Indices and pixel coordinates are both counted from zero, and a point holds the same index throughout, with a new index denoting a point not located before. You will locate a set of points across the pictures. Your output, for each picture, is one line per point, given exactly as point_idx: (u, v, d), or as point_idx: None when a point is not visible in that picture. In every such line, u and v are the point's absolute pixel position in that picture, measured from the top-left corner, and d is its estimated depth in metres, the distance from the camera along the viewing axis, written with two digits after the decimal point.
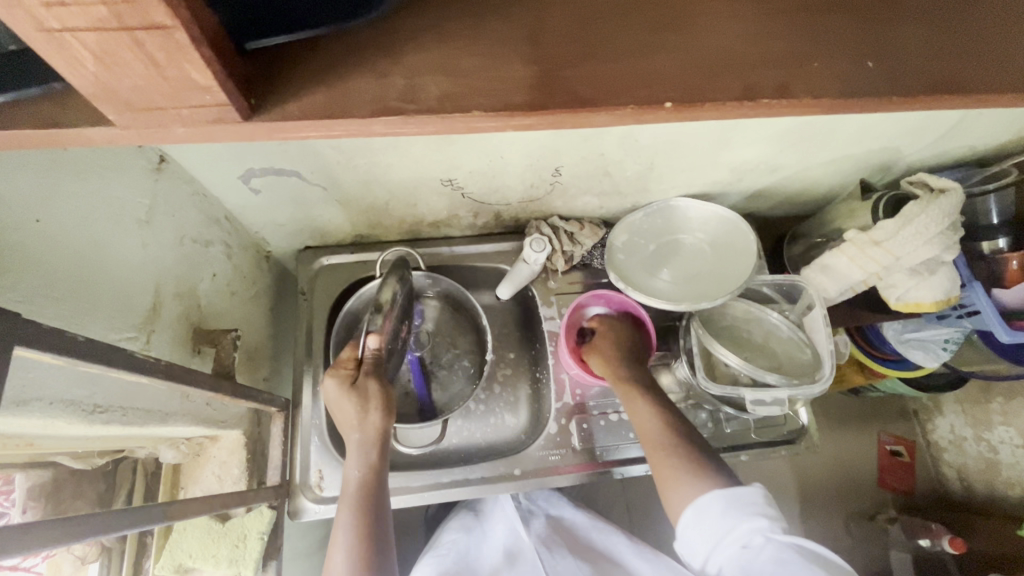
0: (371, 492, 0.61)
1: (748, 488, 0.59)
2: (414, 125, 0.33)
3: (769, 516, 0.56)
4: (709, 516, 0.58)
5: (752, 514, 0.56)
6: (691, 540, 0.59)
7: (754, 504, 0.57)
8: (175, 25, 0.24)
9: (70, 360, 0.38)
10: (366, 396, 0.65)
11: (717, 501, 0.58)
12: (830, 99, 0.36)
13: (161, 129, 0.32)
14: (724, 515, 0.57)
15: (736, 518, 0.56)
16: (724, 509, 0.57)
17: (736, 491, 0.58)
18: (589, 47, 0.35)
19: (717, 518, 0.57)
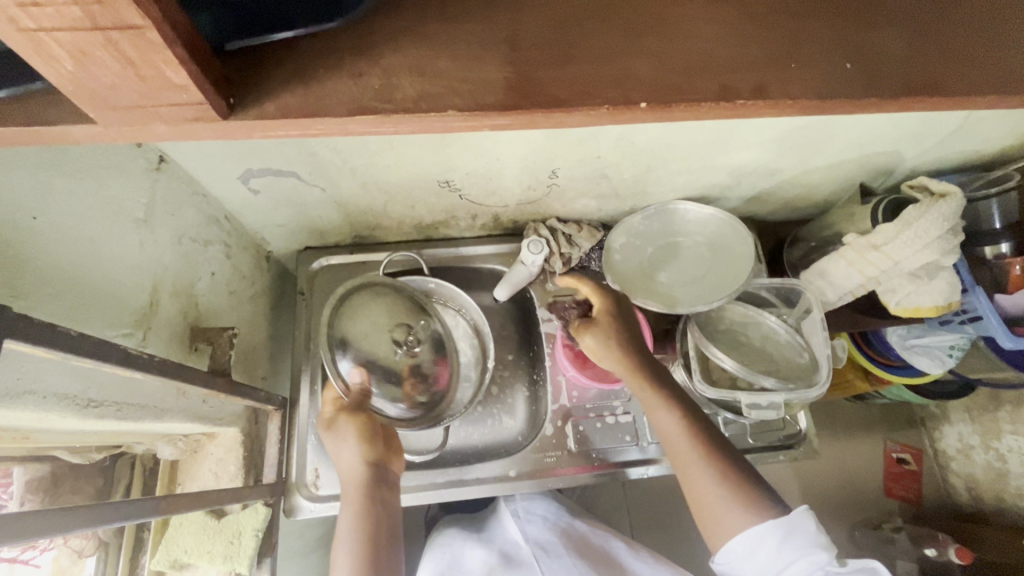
0: (368, 520, 0.63)
1: (798, 515, 0.57)
2: (392, 124, 0.34)
3: (825, 547, 0.55)
4: (764, 549, 0.56)
5: (809, 548, 0.55)
6: (740, 566, 0.58)
7: (811, 537, 0.56)
8: (146, 25, 0.24)
9: (61, 354, 0.39)
10: (350, 431, 0.67)
11: (774, 533, 0.56)
12: (805, 101, 0.36)
13: (145, 127, 0.32)
14: (782, 548, 0.56)
15: (795, 553, 0.55)
16: (781, 542, 0.56)
17: (791, 522, 0.57)
18: (571, 47, 0.35)
19: (773, 550, 0.56)
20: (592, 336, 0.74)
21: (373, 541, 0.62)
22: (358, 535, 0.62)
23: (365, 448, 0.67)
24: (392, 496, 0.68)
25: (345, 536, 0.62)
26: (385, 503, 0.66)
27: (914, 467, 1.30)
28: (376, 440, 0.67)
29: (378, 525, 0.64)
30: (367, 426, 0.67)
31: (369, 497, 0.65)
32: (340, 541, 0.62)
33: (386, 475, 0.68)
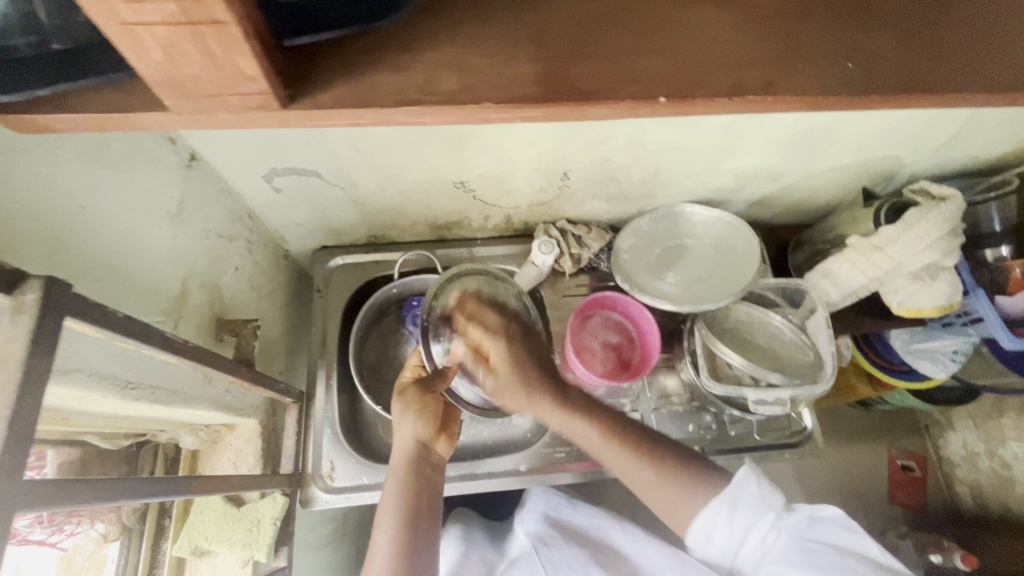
0: (415, 495, 0.62)
1: (740, 481, 0.62)
2: (433, 114, 0.37)
3: (770, 505, 0.61)
4: (719, 526, 0.61)
5: (757, 511, 0.60)
6: (705, 546, 0.62)
7: (756, 500, 0.61)
8: (230, 20, 0.27)
9: (112, 335, 0.41)
10: (412, 403, 0.68)
11: (722, 508, 0.61)
12: (811, 98, 0.39)
13: (210, 115, 0.35)
14: (735, 521, 0.60)
15: (747, 521, 0.60)
16: (732, 515, 0.60)
17: (734, 492, 0.61)
18: (594, 48, 0.38)
19: (727, 524, 0.61)
20: (499, 348, 0.70)
21: (417, 516, 0.61)
22: (404, 509, 0.61)
23: (424, 427, 0.67)
24: (440, 478, 0.66)
25: (390, 508, 0.61)
26: (431, 484, 0.65)
27: (918, 474, 1.31)
28: (433, 419, 0.68)
29: (423, 501, 0.62)
30: (428, 404, 0.69)
31: (416, 473, 0.64)
32: (384, 514, 0.61)
33: (435, 458, 0.67)
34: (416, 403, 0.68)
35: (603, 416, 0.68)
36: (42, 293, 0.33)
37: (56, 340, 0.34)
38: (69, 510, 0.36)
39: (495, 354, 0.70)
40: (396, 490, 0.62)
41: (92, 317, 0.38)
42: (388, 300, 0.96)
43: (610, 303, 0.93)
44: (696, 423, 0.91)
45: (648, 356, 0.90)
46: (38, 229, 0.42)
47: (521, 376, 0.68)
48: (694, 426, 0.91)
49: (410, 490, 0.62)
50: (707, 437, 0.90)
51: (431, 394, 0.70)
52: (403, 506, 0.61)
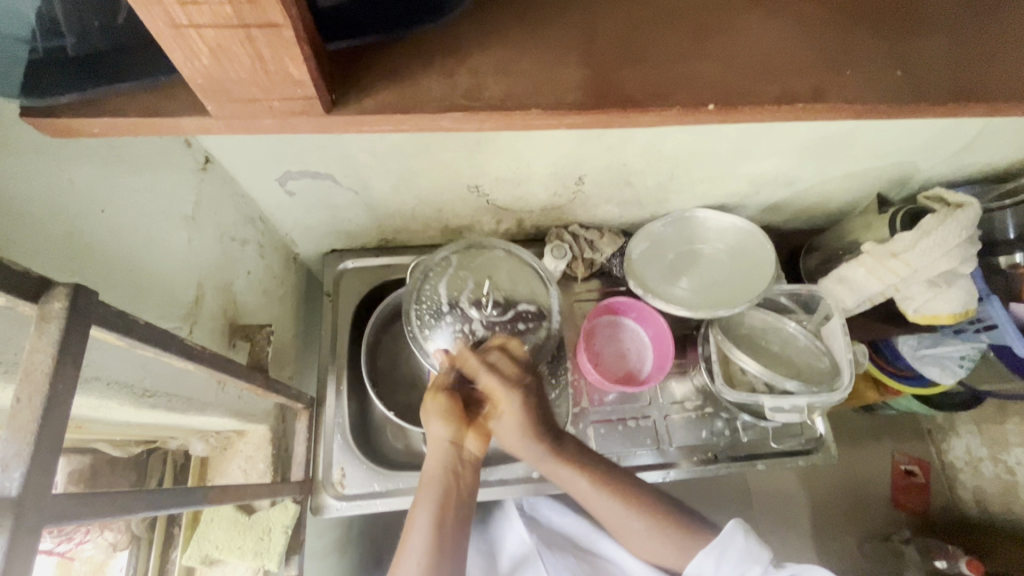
0: (449, 496, 0.64)
1: (728, 534, 0.66)
2: (477, 120, 0.37)
3: (759, 559, 0.64)
4: (706, 574, 0.65)
5: (745, 562, 0.64)
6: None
7: (743, 553, 0.65)
8: (284, 24, 0.27)
9: (134, 343, 0.40)
10: (445, 408, 0.66)
11: (707, 559, 0.65)
12: (859, 105, 0.38)
13: (251, 119, 0.35)
14: (722, 571, 0.64)
15: (736, 572, 0.64)
16: (718, 565, 0.65)
17: (721, 544, 0.66)
18: (637, 52, 0.38)
19: (714, 573, 0.65)
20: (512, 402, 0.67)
21: (447, 517, 0.62)
22: (436, 509, 0.63)
23: (447, 425, 0.66)
24: (471, 475, 0.66)
25: (422, 513, 0.62)
26: (463, 483, 0.65)
27: (922, 479, 1.30)
28: (457, 417, 0.66)
29: (455, 504, 0.64)
30: (450, 402, 0.66)
31: (450, 471, 0.65)
32: (419, 511, 0.63)
33: (468, 455, 0.67)
34: (435, 404, 0.66)
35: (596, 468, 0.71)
36: (69, 301, 0.32)
37: (83, 350, 0.33)
38: (93, 523, 0.35)
39: (510, 407, 0.67)
40: (431, 488, 0.64)
41: (114, 324, 0.36)
42: (400, 304, 0.93)
43: (624, 308, 0.92)
44: (709, 430, 0.90)
45: (661, 364, 0.88)
46: (59, 234, 0.41)
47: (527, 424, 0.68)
48: (707, 432, 0.90)
49: (440, 492, 0.63)
50: (719, 444, 0.90)
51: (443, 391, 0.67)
52: (435, 508, 0.63)
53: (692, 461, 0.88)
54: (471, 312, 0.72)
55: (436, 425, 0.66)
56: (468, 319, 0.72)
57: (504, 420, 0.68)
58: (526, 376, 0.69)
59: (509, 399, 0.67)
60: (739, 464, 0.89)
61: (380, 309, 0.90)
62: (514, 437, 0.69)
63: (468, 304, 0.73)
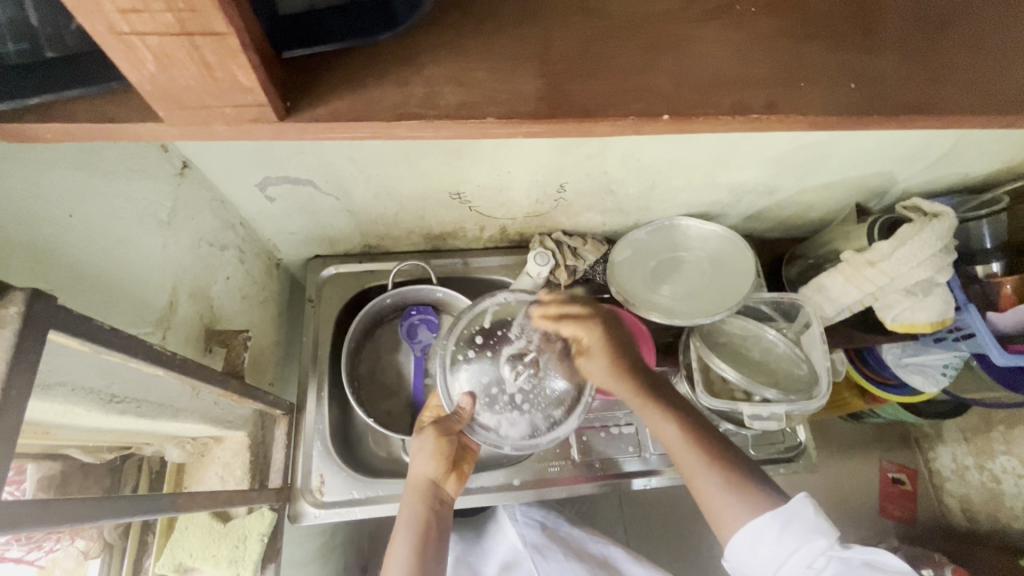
0: (424, 528, 0.64)
1: (798, 503, 0.57)
2: (433, 128, 0.37)
3: (826, 533, 0.55)
4: (767, 540, 0.56)
5: (811, 534, 0.55)
6: (747, 558, 0.57)
7: (812, 525, 0.56)
8: (229, 32, 0.27)
9: (95, 348, 0.39)
10: (433, 442, 0.68)
11: (772, 523, 0.56)
12: (814, 116, 0.39)
13: (205, 126, 0.35)
14: (784, 538, 0.55)
15: (797, 542, 0.55)
16: (783, 531, 0.56)
17: (789, 510, 0.57)
18: (593, 63, 0.39)
19: (775, 542, 0.56)
20: (591, 330, 0.72)
21: (426, 542, 0.62)
22: (414, 534, 0.62)
23: (436, 464, 0.68)
24: (447, 515, 0.68)
25: (400, 542, 0.62)
26: (440, 519, 0.66)
27: (909, 488, 1.31)
28: (446, 458, 0.68)
29: (430, 533, 0.64)
30: (446, 447, 0.69)
31: (430, 509, 0.66)
32: (400, 536, 0.63)
33: (445, 495, 0.69)
34: (431, 445, 0.68)
35: (685, 415, 0.66)
36: (24, 307, 0.32)
37: (38, 355, 0.33)
38: (49, 530, 0.35)
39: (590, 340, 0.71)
40: (408, 520, 0.64)
41: (75, 330, 0.36)
42: (382, 309, 0.93)
43: None
44: None
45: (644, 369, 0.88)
46: (23, 238, 0.41)
47: (613, 362, 0.70)
48: None
49: (421, 525, 0.64)
50: None
51: (447, 437, 0.69)
52: (412, 535, 0.62)
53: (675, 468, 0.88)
54: (503, 366, 0.71)
55: (421, 462, 0.68)
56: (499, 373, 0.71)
57: (595, 360, 0.71)
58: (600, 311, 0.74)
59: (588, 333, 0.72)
60: None
61: (362, 314, 0.89)
62: (603, 376, 0.71)
63: (505, 359, 0.72)
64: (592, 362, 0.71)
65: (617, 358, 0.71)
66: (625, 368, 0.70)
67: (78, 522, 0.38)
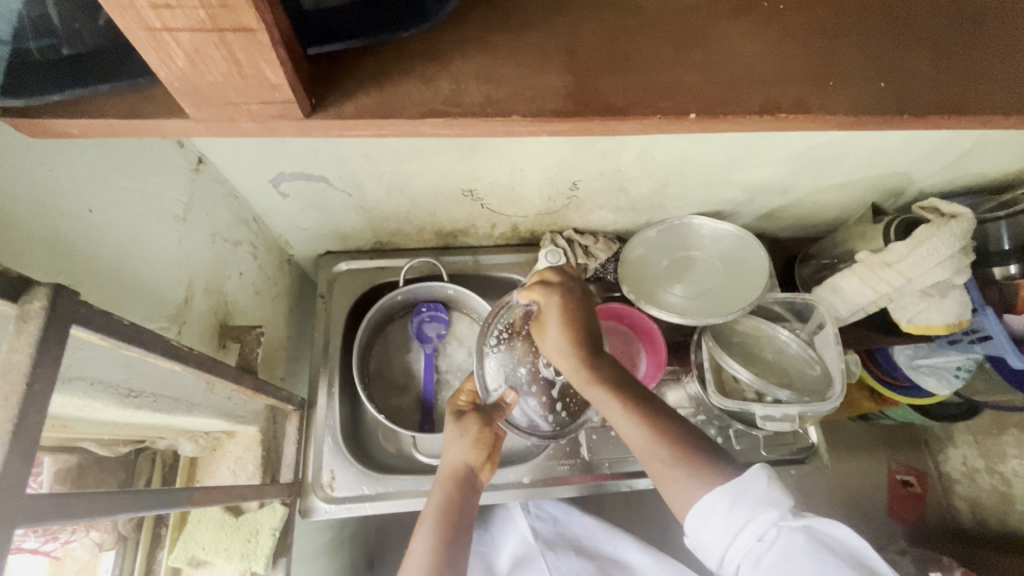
0: (457, 511, 0.63)
1: (751, 475, 0.51)
2: (458, 127, 0.37)
3: (778, 505, 0.50)
4: (716, 518, 0.51)
5: (761, 506, 0.49)
6: (700, 537, 0.52)
7: (762, 496, 0.50)
8: (259, 29, 0.27)
9: (116, 344, 0.39)
10: (470, 428, 0.69)
11: (722, 498, 0.51)
12: (839, 116, 0.39)
13: (230, 123, 0.35)
14: (733, 513, 0.50)
15: (744, 515, 0.50)
16: (732, 506, 0.50)
17: (740, 484, 0.51)
18: (619, 60, 0.38)
19: (725, 516, 0.51)
20: (552, 304, 0.64)
21: (456, 529, 0.61)
22: (445, 517, 0.62)
23: (471, 451, 0.68)
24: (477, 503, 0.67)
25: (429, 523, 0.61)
26: (471, 507, 0.65)
27: (919, 489, 1.29)
28: (482, 447, 0.69)
29: (462, 519, 0.63)
30: (484, 436, 0.69)
31: (462, 494, 0.65)
32: (426, 518, 0.62)
33: (477, 484, 0.69)
34: (470, 430, 0.68)
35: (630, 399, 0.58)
36: (48, 302, 0.32)
37: (61, 351, 0.33)
38: (69, 523, 0.35)
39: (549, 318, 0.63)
40: (441, 502, 0.64)
41: (97, 325, 0.36)
42: (393, 306, 0.93)
43: (617, 314, 0.93)
44: None
45: (655, 370, 0.88)
46: (43, 233, 0.41)
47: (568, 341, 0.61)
48: None
49: (449, 509, 0.63)
50: None
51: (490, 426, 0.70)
52: (444, 517, 0.62)
53: None
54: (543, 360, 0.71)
55: (459, 449, 0.68)
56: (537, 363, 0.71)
57: (548, 333, 0.63)
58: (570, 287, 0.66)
59: (547, 300, 0.64)
60: None
61: (374, 312, 0.89)
62: (558, 355, 0.63)
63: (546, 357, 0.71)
64: (546, 332, 0.64)
65: (578, 346, 0.61)
66: (581, 355, 0.61)
67: (98, 515, 0.38)
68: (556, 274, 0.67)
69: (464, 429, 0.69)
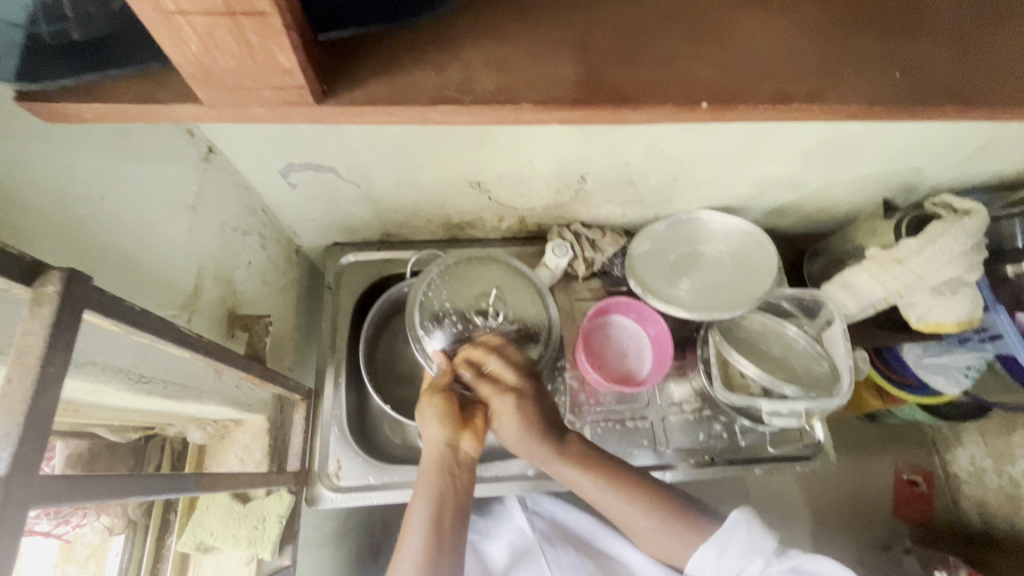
0: (445, 497, 0.62)
1: (730, 526, 0.64)
2: (468, 115, 0.37)
3: (761, 551, 0.62)
4: (709, 568, 0.63)
5: (747, 555, 0.62)
6: None
7: (745, 545, 0.62)
8: (273, 12, 0.27)
9: (127, 329, 0.40)
10: (431, 405, 0.65)
11: (712, 552, 0.63)
12: (856, 108, 0.38)
13: (242, 108, 0.35)
14: (724, 562, 0.63)
15: (736, 564, 0.62)
16: (721, 557, 0.63)
17: (725, 536, 0.64)
18: (632, 50, 0.38)
19: (718, 567, 0.63)
20: (505, 399, 0.65)
21: (442, 514, 0.61)
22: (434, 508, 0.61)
23: (443, 427, 0.64)
24: (467, 475, 0.64)
25: (419, 509, 0.61)
26: (458, 482, 0.64)
27: (925, 489, 1.29)
28: (451, 417, 0.64)
29: (450, 504, 0.62)
30: (448, 402, 0.65)
31: (443, 474, 0.63)
32: (416, 501, 0.62)
33: (465, 456, 0.65)
34: (430, 406, 0.65)
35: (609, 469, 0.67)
36: (62, 286, 0.33)
37: (74, 334, 0.34)
38: (79, 504, 0.36)
39: (504, 407, 0.65)
40: (426, 490, 0.62)
41: (110, 311, 0.37)
42: (400, 298, 0.93)
43: (623, 308, 0.92)
44: (706, 433, 0.90)
45: (660, 364, 0.88)
46: (57, 217, 0.42)
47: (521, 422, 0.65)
48: (705, 435, 0.89)
49: (436, 496, 0.62)
50: (717, 448, 0.89)
51: (445, 394, 0.66)
52: (431, 508, 0.61)
53: (688, 463, 0.88)
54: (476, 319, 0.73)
55: (433, 427, 0.64)
56: (471, 323, 0.73)
57: (504, 421, 0.65)
58: (525, 382, 0.67)
59: (502, 401, 0.65)
60: (736, 468, 0.88)
61: (381, 305, 0.90)
62: (518, 445, 0.66)
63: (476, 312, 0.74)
64: (504, 423, 0.66)
65: (533, 426, 0.65)
66: (538, 431, 0.65)
67: (110, 498, 0.39)
68: (500, 368, 0.67)
69: (426, 410, 0.65)
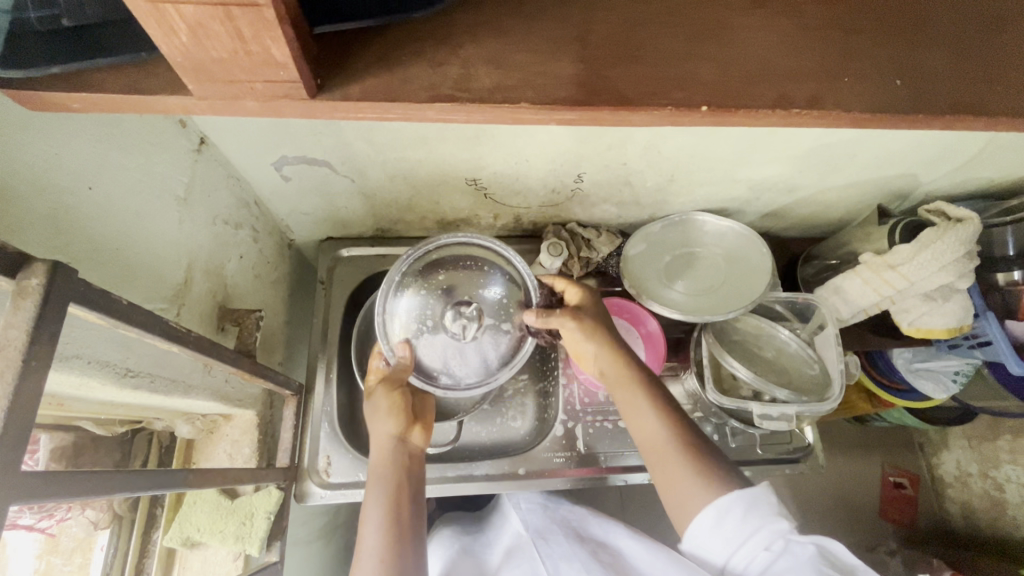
0: (397, 493, 0.60)
1: (763, 490, 0.53)
2: (466, 112, 0.37)
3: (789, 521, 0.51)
4: (727, 521, 0.51)
5: (772, 517, 0.51)
6: (704, 543, 0.53)
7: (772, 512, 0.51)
8: (265, 4, 0.27)
9: (114, 322, 0.39)
10: (385, 401, 0.67)
11: (736, 503, 0.52)
12: (857, 114, 0.38)
13: (233, 101, 0.35)
14: (745, 520, 0.51)
15: (753, 526, 0.51)
16: (745, 514, 0.51)
17: (751, 495, 0.52)
18: (636, 49, 0.38)
19: (737, 523, 0.51)
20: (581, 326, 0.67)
21: (399, 508, 0.59)
22: (387, 505, 0.59)
23: (393, 421, 0.66)
24: (419, 472, 0.64)
25: (372, 505, 0.59)
26: (413, 477, 0.63)
27: (911, 491, 1.29)
28: (403, 411, 0.66)
29: (406, 497, 0.60)
30: (402, 400, 0.67)
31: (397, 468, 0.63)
32: (371, 504, 0.59)
33: (415, 450, 0.66)
34: (384, 399, 0.66)
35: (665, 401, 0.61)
36: (45, 279, 0.32)
37: (59, 328, 0.33)
38: (61, 502, 0.35)
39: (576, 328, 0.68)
40: (379, 485, 0.61)
41: (94, 304, 0.36)
42: None
43: (616, 310, 0.92)
44: None
45: (654, 363, 0.88)
46: (40, 206, 0.41)
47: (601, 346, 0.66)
48: None
49: (393, 485, 0.61)
50: None
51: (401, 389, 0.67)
52: (386, 505, 0.59)
53: None
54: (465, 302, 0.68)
55: (380, 422, 0.66)
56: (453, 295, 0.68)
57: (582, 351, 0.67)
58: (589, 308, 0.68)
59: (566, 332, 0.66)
60: None
61: (374, 301, 0.89)
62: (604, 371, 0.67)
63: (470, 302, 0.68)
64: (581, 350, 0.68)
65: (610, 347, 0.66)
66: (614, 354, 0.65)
67: (93, 495, 0.38)
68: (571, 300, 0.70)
69: (376, 406, 0.67)
